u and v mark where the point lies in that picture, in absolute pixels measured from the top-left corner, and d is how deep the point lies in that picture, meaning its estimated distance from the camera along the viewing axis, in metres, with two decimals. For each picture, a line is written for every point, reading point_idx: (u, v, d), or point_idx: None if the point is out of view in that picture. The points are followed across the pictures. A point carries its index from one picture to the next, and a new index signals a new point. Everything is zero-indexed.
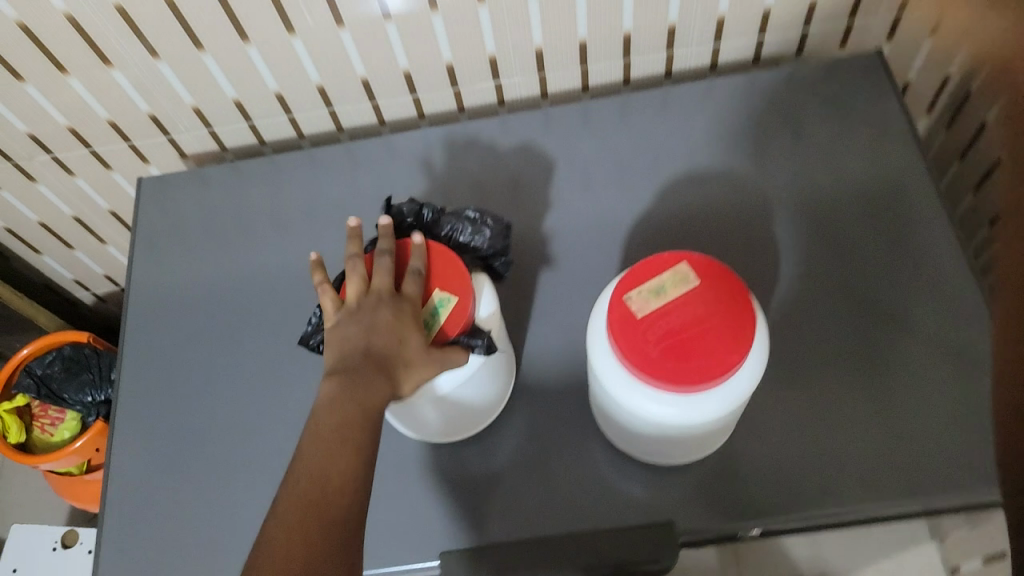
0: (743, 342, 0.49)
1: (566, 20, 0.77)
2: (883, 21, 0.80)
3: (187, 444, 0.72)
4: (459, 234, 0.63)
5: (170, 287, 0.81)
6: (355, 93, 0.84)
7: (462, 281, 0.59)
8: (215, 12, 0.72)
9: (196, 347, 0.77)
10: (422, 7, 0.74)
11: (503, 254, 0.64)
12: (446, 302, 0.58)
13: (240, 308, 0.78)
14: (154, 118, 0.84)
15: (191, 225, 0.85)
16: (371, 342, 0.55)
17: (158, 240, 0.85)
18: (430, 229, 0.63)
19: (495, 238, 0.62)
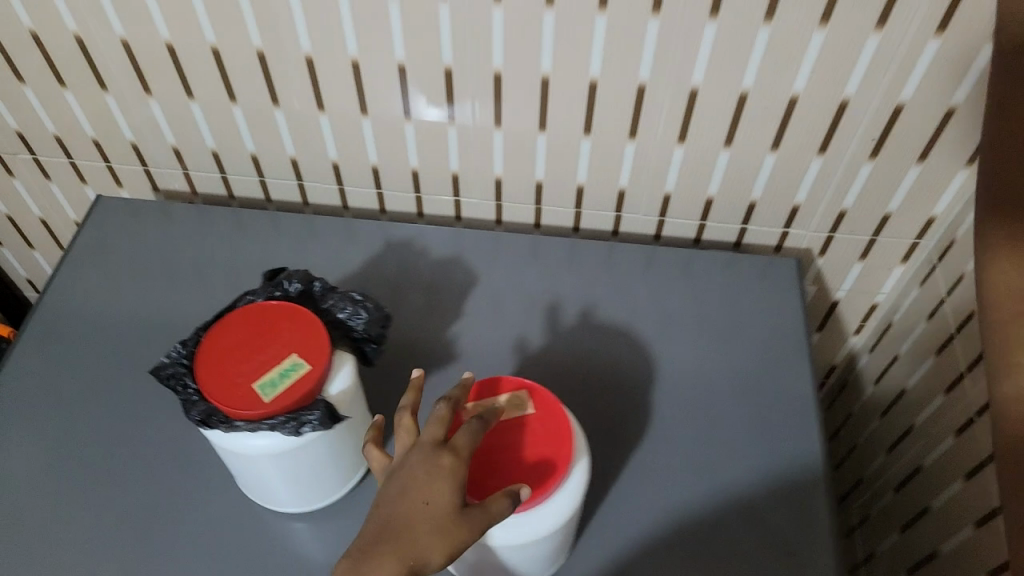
0: (561, 457, 0.57)
1: (525, 160, 0.82)
2: (814, 238, 0.83)
3: (38, 456, 0.72)
4: (339, 311, 0.64)
5: (89, 302, 0.84)
6: (324, 175, 0.89)
7: (321, 352, 0.59)
8: (209, 70, 0.80)
9: (88, 365, 0.79)
10: (397, 114, 0.81)
11: (376, 343, 0.65)
12: (297, 367, 0.58)
13: (143, 340, 0.80)
14: (136, 148, 0.91)
15: (131, 251, 0.88)
16: (407, 499, 0.51)
17: (94, 257, 0.88)
18: (314, 299, 0.65)
19: (371, 323, 0.64)
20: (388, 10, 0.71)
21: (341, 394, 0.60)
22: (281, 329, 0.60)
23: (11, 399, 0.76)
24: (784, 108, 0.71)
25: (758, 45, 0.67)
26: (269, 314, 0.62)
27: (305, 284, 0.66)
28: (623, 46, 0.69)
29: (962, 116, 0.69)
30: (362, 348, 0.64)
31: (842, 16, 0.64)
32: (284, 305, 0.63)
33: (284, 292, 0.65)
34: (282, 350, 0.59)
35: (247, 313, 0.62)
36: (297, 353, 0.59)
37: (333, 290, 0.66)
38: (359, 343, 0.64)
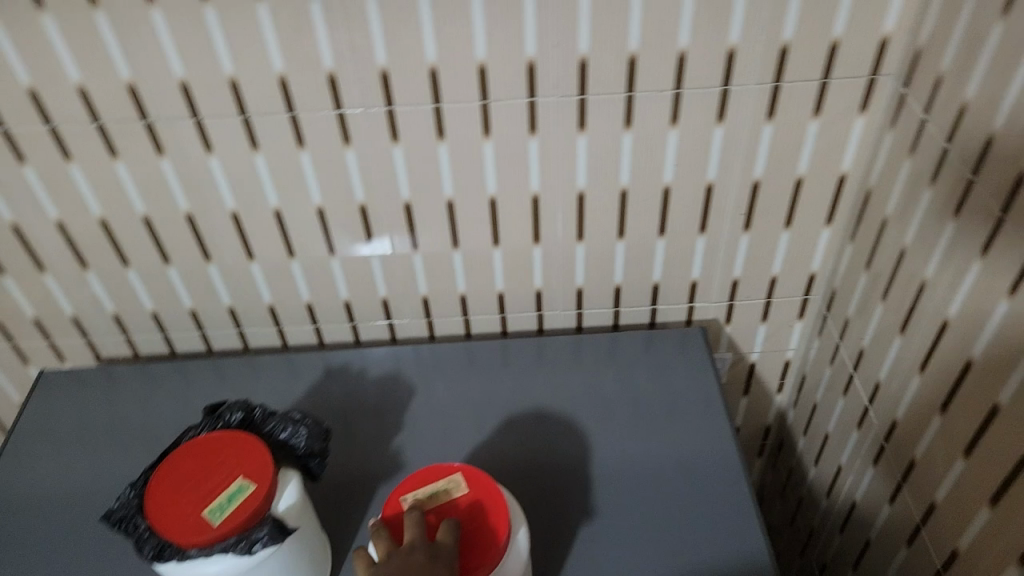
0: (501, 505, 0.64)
1: (446, 276, 0.89)
2: (718, 307, 0.91)
3: None
4: (280, 433, 0.68)
5: (36, 475, 0.85)
6: (261, 319, 0.95)
7: (265, 472, 0.62)
8: (142, 237, 0.86)
9: (35, 538, 0.79)
10: (322, 251, 0.88)
11: (320, 456, 0.69)
12: (244, 488, 0.61)
13: (91, 504, 0.81)
14: (76, 321, 0.95)
15: (76, 419, 0.91)
16: None
17: (39, 430, 0.90)
18: (255, 424, 0.69)
19: (312, 439, 0.68)
20: (300, 162, 0.80)
21: (289, 508, 0.63)
22: (224, 458, 0.64)
23: None
24: (661, 197, 0.81)
25: (625, 148, 0.78)
26: (212, 446, 0.65)
27: (245, 412, 0.70)
28: (511, 163, 0.79)
29: (809, 183, 0.80)
30: (307, 463, 0.68)
31: (687, 116, 0.75)
32: (226, 434, 0.66)
33: (226, 422, 0.69)
34: (227, 476, 0.62)
35: (191, 449, 0.65)
36: (242, 476, 0.62)
37: (272, 414, 0.70)
38: (303, 459, 0.68)
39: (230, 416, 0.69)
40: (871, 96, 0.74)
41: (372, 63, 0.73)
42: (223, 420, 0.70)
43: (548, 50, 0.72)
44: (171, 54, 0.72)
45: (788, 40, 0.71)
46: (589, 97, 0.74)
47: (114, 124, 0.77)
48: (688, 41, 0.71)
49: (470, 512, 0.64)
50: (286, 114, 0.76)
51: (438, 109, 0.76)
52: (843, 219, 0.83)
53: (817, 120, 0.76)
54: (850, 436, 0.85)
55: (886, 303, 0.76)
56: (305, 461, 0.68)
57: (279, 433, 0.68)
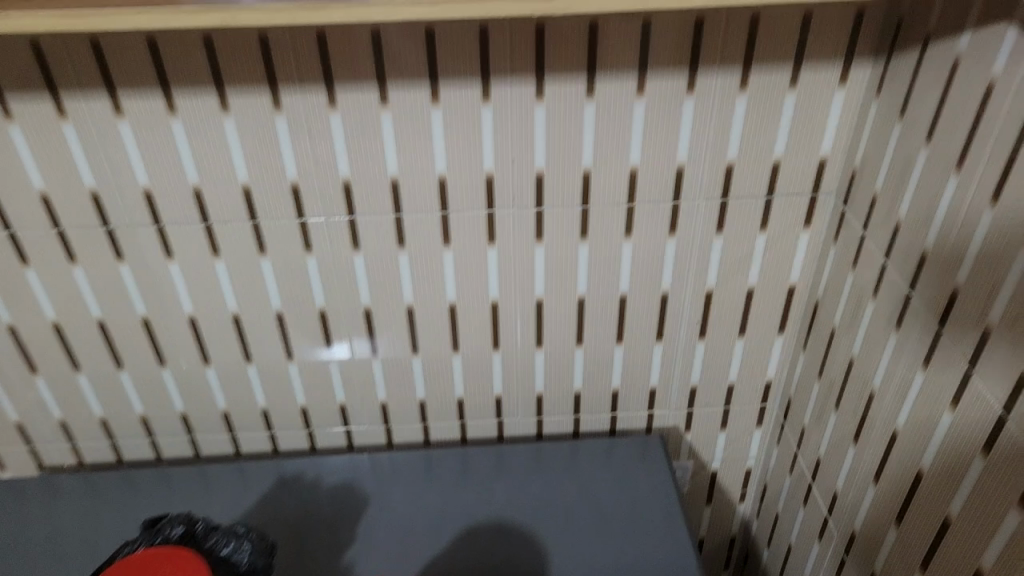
0: None
1: (405, 383, 0.89)
2: (677, 414, 0.91)
3: None
4: (222, 548, 0.66)
5: None
6: (214, 426, 0.92)
7: None
8: (96, 341, 0.85)
9: None
10: (279, 357, 0.87)
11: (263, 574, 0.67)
12: None
13: None
14: (20, 427, 0.92)
15: (8, 531, 0.85)
16: None
17: None
18: (196, 538, 0.66)
19: (255, 555, 0.66)
20: (260, 269, 0.81)
21: None
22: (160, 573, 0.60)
23: None
24: (617, 306, 0.83)
25: (581, 258, 0.80)
26: (149, 559, 0.61)
27: (187, 525, 0.67)
28: (470, 272, 0.81)
29: (760, 294, 0.82)
30: None
31: (640, 228, 0.78)
32: (164, 548, 0.62)
33: (165, 536, 0.66)
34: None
35: (126, 562, 0.61)
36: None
37: (215, 528, 0.67)
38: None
39: (170, 530, 0.66)
40: (813, 212, 0.78)
41: (335, 175, 0.75)
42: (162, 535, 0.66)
43: (505, 165, 0.75)
44: (137, 164, 0.74)
45: (732, 159, 0.75)
46: (545, 209, 0.77)
47: (74, 230, 0.78)
48: (638, 159, 0.74)
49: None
50: (248, 223, 0.78)
51: (399, 219, 0.78)
52: (794, 328, 0.85)
53: (764, 234, 0.79)
54: (812, 547, 0.83)
55: (839, 412, 0.78)
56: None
57: (221, 548, 0.65)
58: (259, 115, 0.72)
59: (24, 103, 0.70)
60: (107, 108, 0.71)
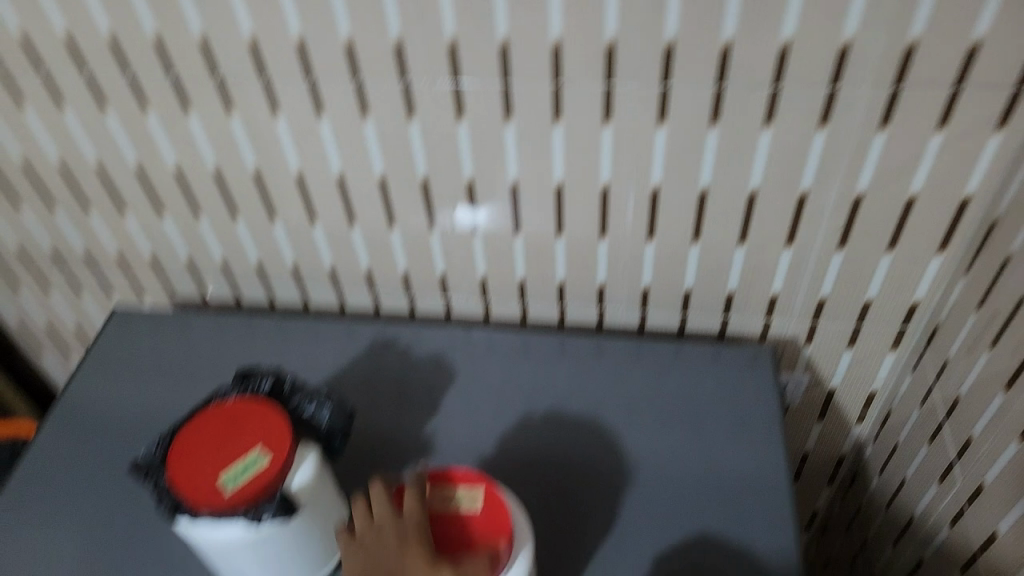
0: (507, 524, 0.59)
1: (506, 261, 0.85)
2: (798, 326, 0.82)
3: (40, 545, 0.78)
4: (305, 408, 0.68)
5: (95, 403, 0.90)
6: (322, 280, 0.94)
7: (282, 446, 0.62)
8: (214, 191, 0.87)
9: (87, 464, 0.84)
10: (383, 222, 0.85)
11: (343, 436, 0.69)
12: (258, 461, 0.61)
13: (141, 437, 0.86)
14: (154, 262, 0.98)
15: (138, 355, 0.94)
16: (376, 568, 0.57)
17: (103, 361, 0.94)
18: (283, 396, 0.68)
19: (335, 418, 0.68)
20: (363, 130, 0.77)
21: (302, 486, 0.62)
22: (246, 424, 0.64)
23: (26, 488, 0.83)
24: (745, 202, 0.73)
25: (708, 147, 0.70)
26: (242, 408, 0.65)
27: (274, 382, 0.70)
28: (580, 152, 0.73)
29: (923, 206, 0.70)
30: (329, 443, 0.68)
31: (783, 116, 0.67)
32: (252, 401, 0.66)
33: (254, 389, 0.69)
34: (246, 444, 0.62)
35: (219, 409, 0.66)
36: (261, 445, 0.62)
37: (301, 388, 0.69)
38: (325, 437, 0.67)
39: (260, 384, 0.69)
40: (1013, 111, 0.63)
41: (440, 33, 0.68)
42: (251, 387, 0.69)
43: (630, 34, 0.64)
44: (242, 12, 0.70)
45: (917, 37, 0.60)
46: (672, 87, 0.67)
47: (186, 78, 0.77)
48: (793, 32, 0.62)
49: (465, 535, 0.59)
50: (352, 80, 0.73)
51: (507, 88, 0.70)
52: (959, 249, 0.72)
53: (940, 135, 0.65)
54: (929, 488, 0.77)
55: (991, 353, 0.66)
56: (327, 440, 0.68)
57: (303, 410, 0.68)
58: None
59: None
60: None
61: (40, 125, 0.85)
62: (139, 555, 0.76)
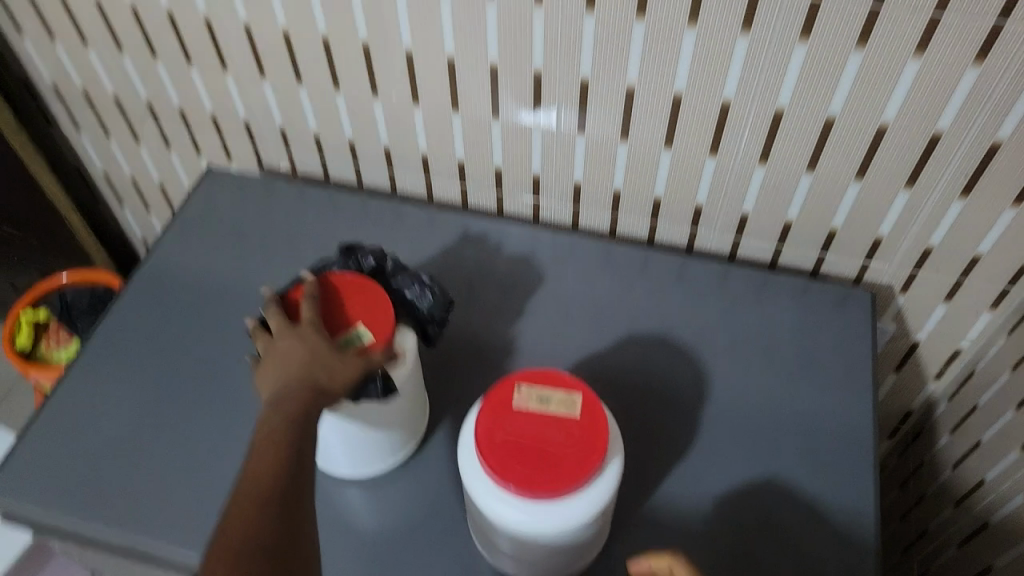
0: (604, 428, 0.61)
1: (606, 169, 0.84)
2: (896, 273, 0.81)
3: (132, 382, 0.82)
4: (407, 291, 0.72)
5: (185, 259, 0.92)
6: (413, 165, 0.94)
7: (386, 324, 0.65)
8: (318, 60, 0.86)
9: (178, 315, 0.87)
10: (486, 113, 0.84)
11: (439, 322, 0.73)
12: (362, 336, 0.64)
13: (230, 296, 0.88)
14: (247, 126, 0.99)
15: (228, 217, 0.96)
16: (294, 359, 0.60)
17: (194, 219, 0.96)
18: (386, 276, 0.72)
19: (435, 305, 0.72)
20: (484, 12, 0.75)
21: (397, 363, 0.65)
22: (347, 300, 0.67)
23: (118, 329, 0.86)
24: (873, 136, 0.70)
25: (847, 71, 0.67)
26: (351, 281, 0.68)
27: (378, 261, 0.74)
28: (708, 62, 0.70)
29: None
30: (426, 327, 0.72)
31: (937, 47, 0.63)
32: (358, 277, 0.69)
33: (359, 264, 0.73)
34: (350, 319, 0.65)
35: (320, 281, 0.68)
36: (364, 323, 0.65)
37: (404, 271, 0.73)
38: (422, 321, 0.72)
39: (364, 260, 0.73)
40: None
41: None
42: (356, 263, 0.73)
43: None
44: None
45: None
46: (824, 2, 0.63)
47: None
48: None
49: (568, 438, 0.60)
50: None
51: None
52: None
53: None
54: (1009, 453, 0.77)
55: None
56: (424, 324, 0.72)
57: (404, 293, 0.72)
58: None
59: None
60: None
61: None
62: (227, 405, 0.79)
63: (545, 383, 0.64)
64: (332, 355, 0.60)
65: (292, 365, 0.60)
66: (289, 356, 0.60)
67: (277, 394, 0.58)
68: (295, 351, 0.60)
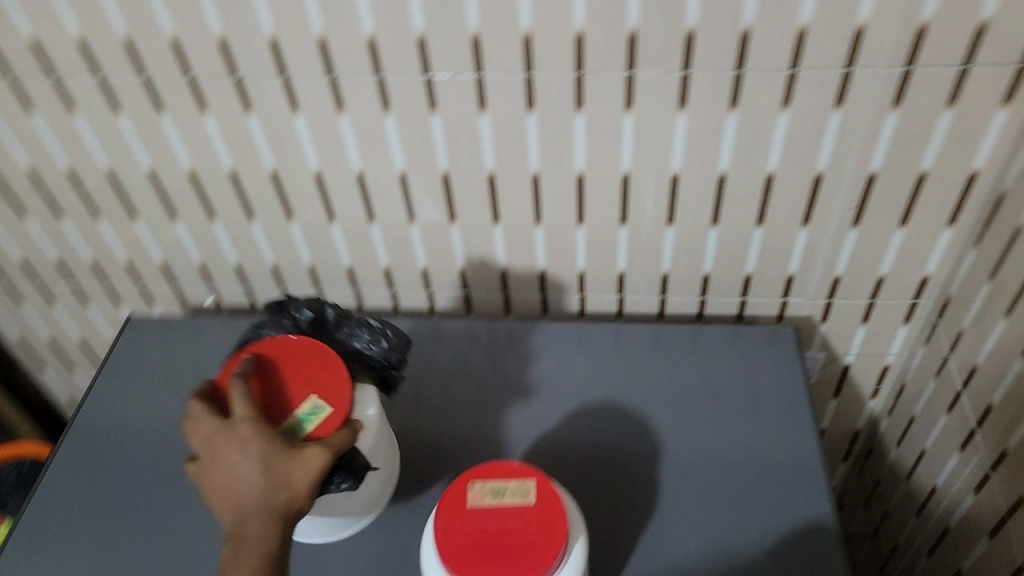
0: (558, 514, 0.60)
1: (526, 252, 0.86)
2: (814, 305, 0.85)
3: (70, 557, 0.77)
4: (356, 341, 0.76)
5: (116, 413, 0.89)
6: (338, 279, 0.95)
7: (340, 393, 0.66)
8: (229, 194, 0.87)
9: (114, 475, 0.83)
10: (402, 218, 0.86)
11: (396, 368, 0.76)
12: (317, 410, 0.65)
13: (168, 445, 0.85)
14: (165, 268, 0.98)
15: (157, 363, 0.94)
16: (241, 471, 0.60)
17: (121, 371, 0.93)
18: (329, 329, 0.76)
19: (388, 351, 0.75)
20: (385, 126, 0.78)
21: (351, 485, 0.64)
22: (296, 366, 0.68)
23: (50, 502, 0.82)
24: (763, 184, 0.75)
25: (727, 130, 0.72)
26: (297, 341, 0.69)
27: (315, 312, 0.78)
28: (601, 141, 0.75)
29: (934, 181, 0.73)
30: (385, 375, 0.75)
31: (800, 98, 0.69)
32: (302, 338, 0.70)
33: (298, 321, 0.77)
34: (306, 390, 0.66)
35: (269, 347, 0.69)
36: (317, 394, 0.66)
37: (347, 318, 0.77)
38: (377, 368, 0.75)
39: (302, 316, 0.77)
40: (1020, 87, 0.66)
41: (463, 27, 0.69)
42: (302, 320, 0.77)
43: (652, 22, 0.66)
44: (262, 11, 0.71)
45: (928, 19, 0.63)
46: (693, 74, 0.69)
47: (204, 78, 0.77)
48: (810, 17, 0.64)
49: (527, 526, 0.60)
50: (373, 77, 0.74)
51: (530, 79, 0.72)
52: (968, 223, 0.75)
53: (951, 112, 0.68)
54: (950, 456, 0.80)
55: (1009, 320, 0.69)
56: (382, 372, 0.75)
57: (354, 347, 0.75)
58: None
59: None
60: None
61: (49, 133, 0.84)
62: (178, 562, 0.75)
63: (499, 473, 0.63)
64: (284, 465, 0.60)
65: (243, 474, 0.60)
66: (238, 468, 0.60)
67: (240, 510, 0.59)
68: (245, 460, 0.60)
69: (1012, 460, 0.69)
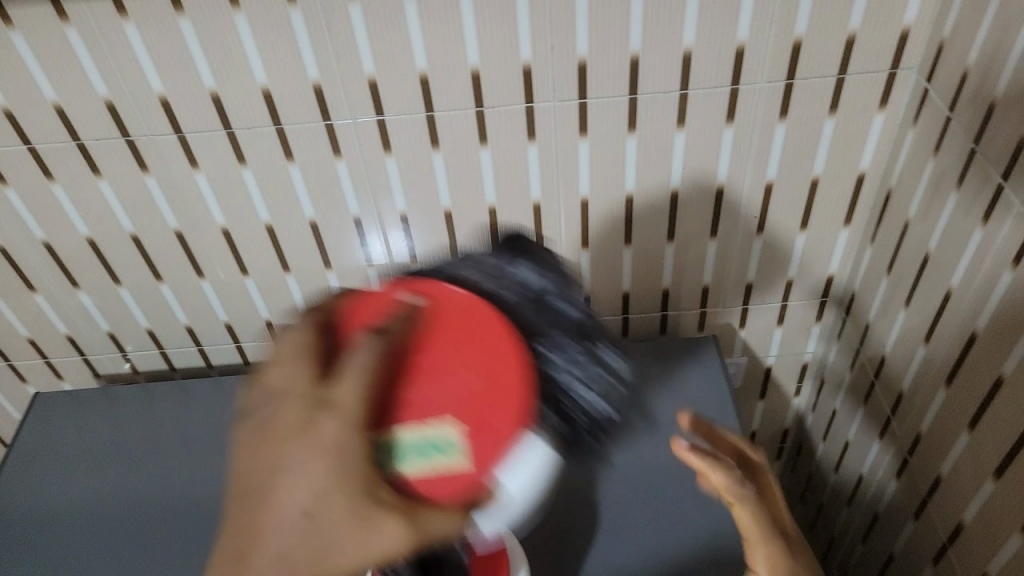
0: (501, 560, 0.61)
1: None
2: (731, 311, 0.88)
3: None
4: (571, 377, 0.49)
5: (29, 486, 0.81)
6: (258, 333, 0.92)
7: (506, 433, 0.45)
8: (133, 256, 0.84)
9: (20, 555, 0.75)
10: (318, 266, 0.85)
11: (603, 429, 0.50)
12: (439, 450, 0.45)
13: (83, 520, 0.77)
14: (71, 340, 0.93)
15: (78, 431, 0.86)
16: (326, 483, 0.42)
17: (38, 441, 0.86)
18: (530, 321, 0.50)
19: (597, 393, 0.49)
20: (289, 175, 0.76)
21: None
22: (462, 355, 0.47)
23: None
24: (669, 201, 0.78)
25: (629, 152, 0.74)
26: (469, 310, 0.48)
27: (540, 284, 0.52)
28: (508, 172, 0.76)
29: (826, 184, 0.77)
30: (572, 422, 0.49)
31: (694, 116, 0.72)
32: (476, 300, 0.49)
33: (501, 285, 0.52)
34: (439, 407, 0.45)
35: (447, 318, 0.48)
36: (455, 417, 0.45)
37: (579, 308, 0.52)
38: (570, 418, 0.49)
39: (516, 274, 0.52)
40: (891, 91, 0.71)
41: (359, 72, 0.69)
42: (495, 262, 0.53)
43: (545, 53, 0.68)
44: (150, 70, 0.69)
45: (802, 34, 0.67)
46: (589, 101, 0.71)
47: (94, 141, 0.74)
48: (693, 38, 0.67)
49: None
50: (272, 128, 0.73)
51: (431, 118, 0.72)
52: (862, 220, 0.80)
53: (833, 118, 0.72)
54: (872, 444, 0.83)
55: (908, 309, 0.73)
56: (572, 429, 0.49)
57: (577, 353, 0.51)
58: (273, 10, 0.65)
59: (21, 8, 0.64)
60: (110, 9, 0.65)
61: None
62: None
63: None
64: (337, 521, 0.42)
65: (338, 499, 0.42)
66: (295, 486, 0.43)
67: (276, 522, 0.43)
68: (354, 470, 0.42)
69: (927, 441, 0.72)
